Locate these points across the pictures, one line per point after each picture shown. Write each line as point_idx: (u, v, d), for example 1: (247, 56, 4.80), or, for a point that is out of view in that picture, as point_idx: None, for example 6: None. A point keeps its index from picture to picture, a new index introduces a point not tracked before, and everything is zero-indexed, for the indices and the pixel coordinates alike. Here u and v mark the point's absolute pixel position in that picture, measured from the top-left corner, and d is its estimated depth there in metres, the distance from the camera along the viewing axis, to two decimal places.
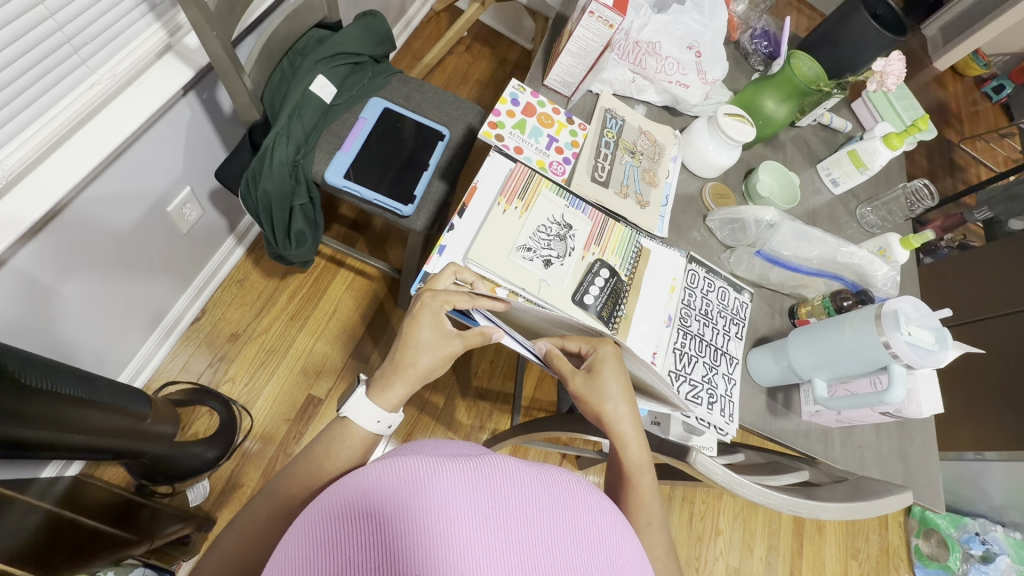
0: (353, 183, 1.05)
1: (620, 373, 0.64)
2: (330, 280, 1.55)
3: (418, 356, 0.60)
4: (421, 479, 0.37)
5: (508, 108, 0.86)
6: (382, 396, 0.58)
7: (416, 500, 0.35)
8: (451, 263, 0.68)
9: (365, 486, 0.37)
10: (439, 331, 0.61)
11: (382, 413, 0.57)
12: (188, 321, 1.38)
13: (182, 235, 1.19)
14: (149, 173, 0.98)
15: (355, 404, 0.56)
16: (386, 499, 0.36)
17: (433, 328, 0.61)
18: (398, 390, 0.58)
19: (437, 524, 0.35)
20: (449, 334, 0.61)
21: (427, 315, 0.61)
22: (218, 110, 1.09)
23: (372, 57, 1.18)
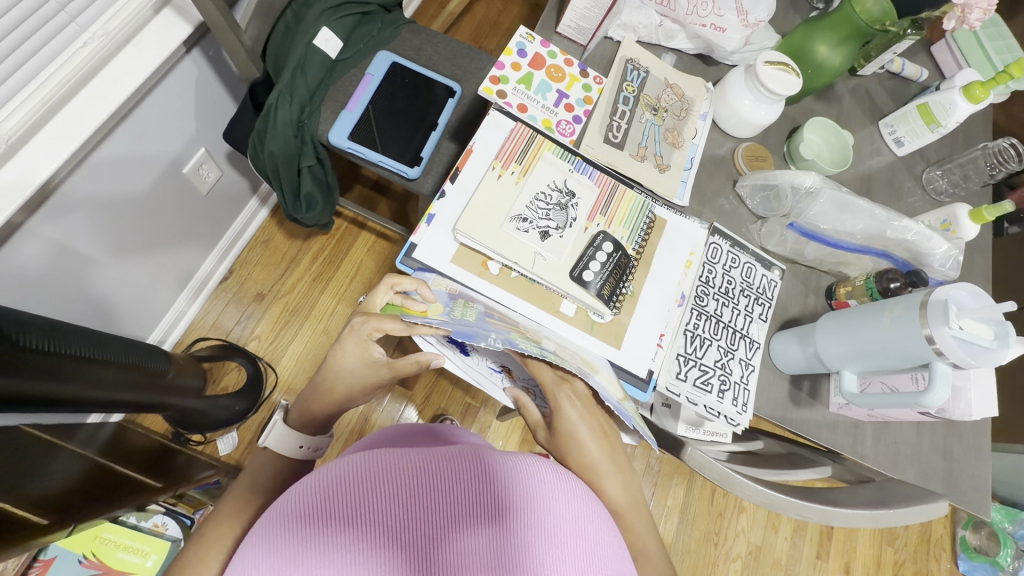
0: (358, 144, 1.01)
1: (587, 415, 0.62)
2: (351, 242, 1.55)
3: (337, 382, 0.63)
4: (394, 468, 0.39)
5: (513, 59, 0.78)
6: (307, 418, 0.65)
7: (390, 487, 0.38)
8: (389, 276, 0.65)
9: (332, 476, 0.39)
10: (365, 360, 0.63)
11: (303, 440, 0.63)
12: (216, 280, 1.43)
13: (201, 196, 1.20)
14: (158, 136, 0.98)
15: (278, 437, 0.61)
16: (369, 480, 0.39)
17: (361, 356, 0.63)
18: (316, 414, 0.65)
19: (419, 503, 0.38)
20: (376, 367, 0.64)
21: (355, 342, 0.63)
22: (225, 68, 1.06)
23: (381, 6, 1.11)
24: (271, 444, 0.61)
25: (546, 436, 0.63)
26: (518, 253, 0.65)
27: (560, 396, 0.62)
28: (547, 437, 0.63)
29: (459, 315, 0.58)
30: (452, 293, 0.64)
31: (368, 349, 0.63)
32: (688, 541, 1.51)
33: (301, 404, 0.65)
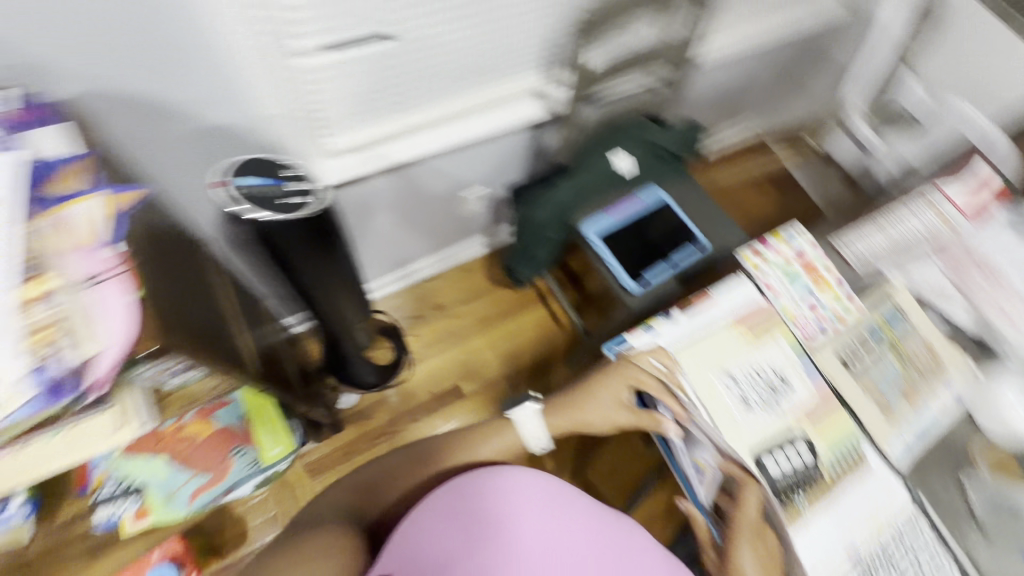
0: (602, 243, 1.16)
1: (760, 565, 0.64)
2: (527, 308, 1.71)
3: (587, 406, 0.78)
4: (509, 500, 0.74)
5: (785, 249, 0.83)
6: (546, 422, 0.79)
7: (512, 505, 0.74)
8: (625, 353, 0.74)
9: (487, 490, 0.73)
10: (616, 401, 0.75)
11: (540, 437, 0.79)
12: (419, 277, 1.68)
13: (457, 216, 1.46)
14: (469, 166, 1.25)
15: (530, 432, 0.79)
16: (504, 495, 0.74)
17: (613, 395, 0.75)
18: (550, 421, 0.79)
19: (526, 516, 0.74)
20: (620, 410, 0.75)
21: (614, 379, 0.74)
22: (537, 144, 1.33)
23: (675, 154, 1.28)
24: (521, 431, 0.79)
25: (716, 561, 0.69)
26: (722, 405, 0.69)
27: (742, 549, 0.64)
28: (716, 562, 0.69)
29: (697, 419, 0.70)
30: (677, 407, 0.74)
31: (621, 392, 0.75)
32: None
33: (548, 409, 0.80)
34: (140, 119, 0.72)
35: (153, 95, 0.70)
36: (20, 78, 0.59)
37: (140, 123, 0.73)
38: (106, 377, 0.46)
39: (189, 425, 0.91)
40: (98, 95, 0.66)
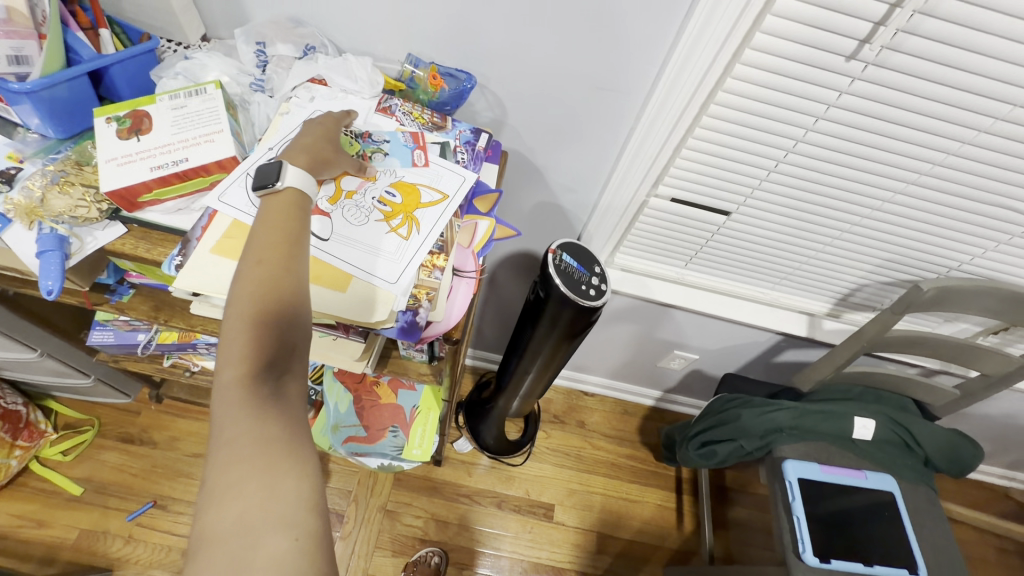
0: (797, 487, 1.03)
1: None
2: (658, 485, 1.58)
3: (314, 149, 0.55)
4: None
5: None
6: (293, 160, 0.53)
7: None
8: None
9: None
10: (325, 140, 0.57)
11: (304, 175, 0.52)
12: (581, 388, 1.70)
13: (654, 363, 1.47)
14: (700, 333, 1.27)
15: (287, 170, 0.50)
16: None
17: (323, 133, 0.58)
18: (302, 166, 0.53)
19: None
20: (342, 150, 0.58)
21: (318, 128, 0.58)
22: (773, 352, 1.28)
23: (926, 457, 1.10)
24: (283, 184, 0.50)
25: None
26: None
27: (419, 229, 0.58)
28: None
29: None
30: None
31: (325, 127, 0.59)
32: None
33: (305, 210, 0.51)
34: (523, 179, 0.90)
35: (545, 172, 0.89)
36: (489, 123, 0.80)
37: (519, 183, 0.91)
38: (431, 333, 0.60)
39: (383, 384, 1.04)
40: (517, 155, 0.86)
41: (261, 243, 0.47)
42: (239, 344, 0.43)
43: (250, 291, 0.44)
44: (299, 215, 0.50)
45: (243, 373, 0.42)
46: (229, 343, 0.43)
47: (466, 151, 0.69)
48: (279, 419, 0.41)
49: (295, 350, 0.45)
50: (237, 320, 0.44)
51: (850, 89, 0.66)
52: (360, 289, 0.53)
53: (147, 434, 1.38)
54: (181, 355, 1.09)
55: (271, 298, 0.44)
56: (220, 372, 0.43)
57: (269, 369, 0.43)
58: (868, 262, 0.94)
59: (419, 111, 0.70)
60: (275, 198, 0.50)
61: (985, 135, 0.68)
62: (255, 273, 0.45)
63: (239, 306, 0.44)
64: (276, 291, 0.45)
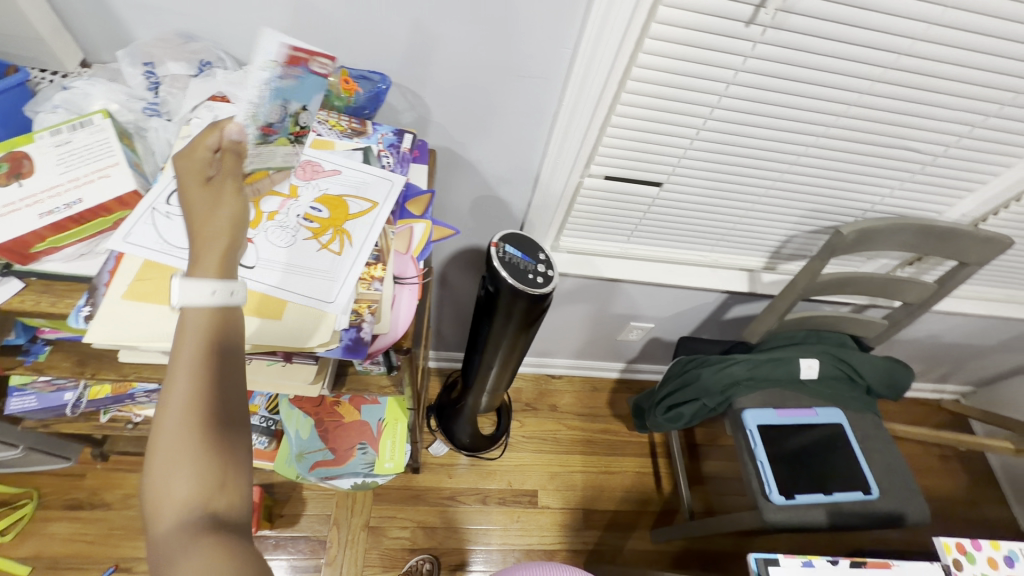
0: (757, 434, 1.09)
1: None
2: (634, 453, 1.63)
3: (214, 212, 0.43)
4: None
5: (995, 558, 0.71)
6: (195, 268, 0.40)
7: None
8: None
9: None
10: (223, 196, 0.44)
11: (218, 282, 0.40)
12: (549, 372, 1.72)
13: (615, 338, 1.50)
14: (653, 302, 1.31)
15: (186, 287, 0.38)
16: None
17: (220, 185, 0.45)
18: (220, 262, 0.42)
19: None
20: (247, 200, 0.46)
21: (204, 176, 0.45)
22: (722, 310, 1.34)
23: (867, 386, 1.19)
24: (183, 302, 0.39)
25: None
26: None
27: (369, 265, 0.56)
28: None
29: None
30: None
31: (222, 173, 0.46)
32: None
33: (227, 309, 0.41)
34: (457, 176, 0.89)
35: (478, 167, 0.88)
36: (413, 123, 0.78)
37: (455, 180, 0.90)
38: (379, 346, 0.58)
39: (343, 403, 1.01)
40: (446, 152, 0.85)
41: (177, 351, 0.39)
42: (167, 486, 0.35)
43: (174, 416, 0.37)
44: (223, 312, 0.40)
45: (180, 518, 0.35)
46: (154, 480, 0.36)
47: (390, 154, 0.67)
48: (231, 563, 0.34)
49: (239, 477, 0.38)
50: (162, 448, 0.36)
51: (754, 53, 0.69)
52: (295, 312, 0.51)
53: (97, 496, 1.28)
54: (120, 408, 1.01)
55: (202, 424, 0.37)
56: (153, 517, 0.35)
57: (211, 502, 0.36)
58: (793, 215, 1.00)
59: (335, 118, 0.68)
60: (184, 308, 0.39)
61: (877, 84, 0.73)
62: (174, 392, 0.37)
63: (162, 434, 0.36)
64: (212, 416, 0.37)
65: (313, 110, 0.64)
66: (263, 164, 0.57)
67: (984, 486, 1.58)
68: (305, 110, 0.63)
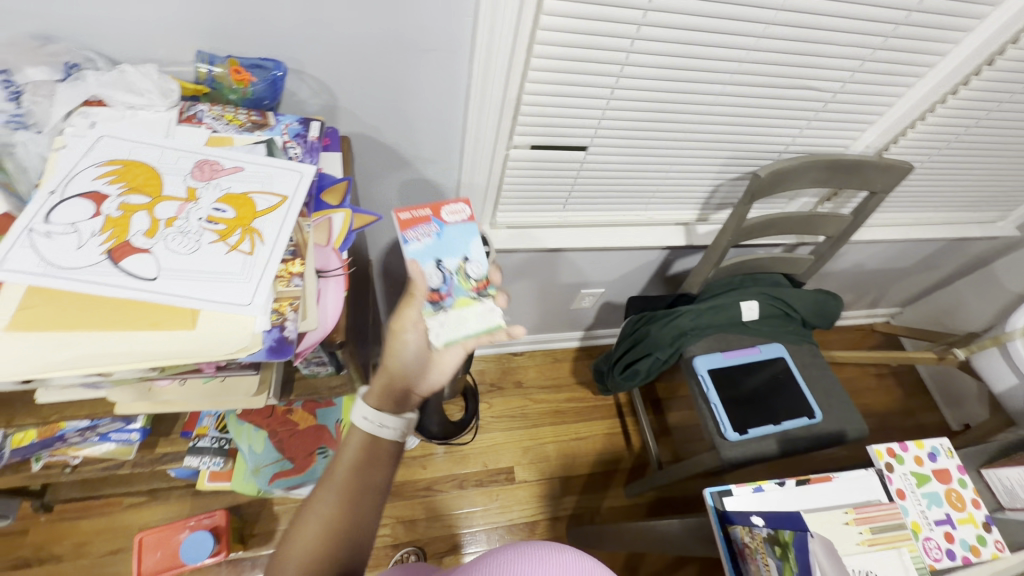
0: (709, 379, 1.14)
1: None
2: (602, 415, 1.68)
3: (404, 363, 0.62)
4: None
5: (920, 455, 0.78)
6: (370, 394, 0.60)
7: None
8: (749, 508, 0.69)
9: None
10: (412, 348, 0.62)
11: (374, 413, 0.58)
12: (509, 350, 1.73)
13: (568, 307, 1.53)
14: (599, 267, 1.34)
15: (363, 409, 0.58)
16: None
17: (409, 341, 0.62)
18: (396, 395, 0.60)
19: None
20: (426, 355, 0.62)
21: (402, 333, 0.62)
22: (665, 266, 1.39)
23: (803, 319, 1.26)
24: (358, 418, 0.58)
25: None
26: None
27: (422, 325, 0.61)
28: None
29: None
30: None
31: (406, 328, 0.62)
32: None
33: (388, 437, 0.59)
34: (378, 163, 0.87)
35: (399, 150, 0.85)
36: (321, 111, 0.75)
37: (378, 167, 0.87)
38: (307, 346, 0.54)
39: (297, 410, 1.01)
40: (363, 138, 0.82)
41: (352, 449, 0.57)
42: (310, 526, 0.51)
43: (337, 486, 0.54)
44: (376, 436, 0.57)
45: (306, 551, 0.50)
46: (307, 518, 0.52)
47: (298, 144, 0.63)
48: None
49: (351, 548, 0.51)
50: (316, 514, 0.52)
51: (651, 6, 0.70)
52: (209, 321, 0.48)
53: (46, 550, 1.19)
54: (52, 453, 0.88)
55: (349, 500, 0.53)
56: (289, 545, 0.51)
57: (330, 554, 0.50)
58: (716, 165, 1.03)
59: (231, 112, 0.64)
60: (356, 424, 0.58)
61: (771, 27, 0.76)
62: (343, 474, 0.55)
63: (324, 494, 0.53)
64: (360, 497, 0.54)
65: (472, 255, 0.65)
66: (455, 334, 0.61)
67: (916, 395, 1.73)
68: (467, 259, 0.64)
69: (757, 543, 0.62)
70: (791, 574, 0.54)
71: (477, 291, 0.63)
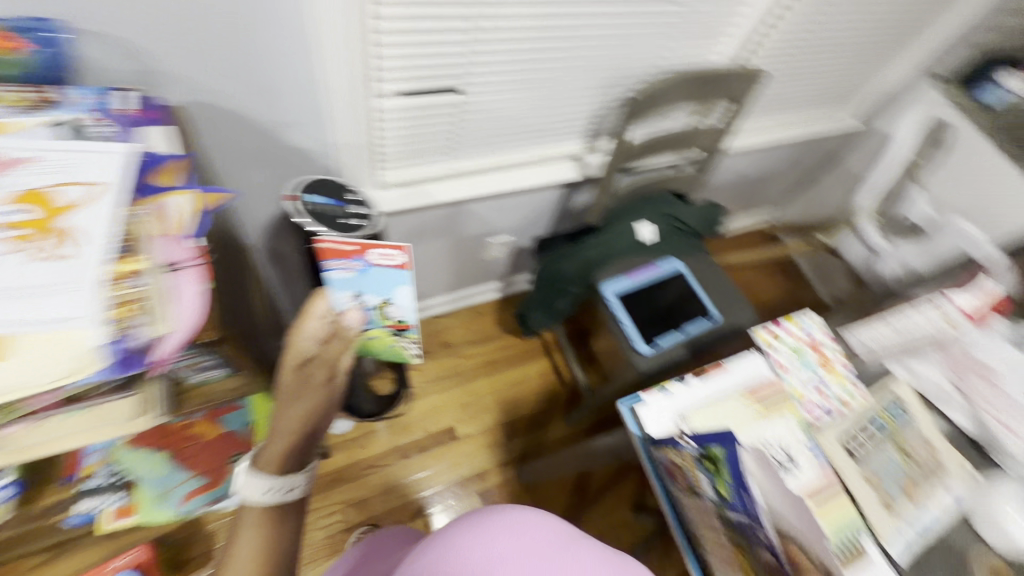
0: (619, 303, 1.21)
1: None
2: (533, 357, 1.73)
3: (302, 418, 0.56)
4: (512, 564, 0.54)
5: (796, 332, 0.90)
6: (266, 466, 0.55)
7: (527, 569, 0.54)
8: (664, 412, 0.76)
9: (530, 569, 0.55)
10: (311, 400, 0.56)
11: (270, 484, 0.55)
12: (431, 313, 1.70)
13: (480, 260, 1.51)
14: (502, 213, 1.32)
15: (254, 488, 0.55)
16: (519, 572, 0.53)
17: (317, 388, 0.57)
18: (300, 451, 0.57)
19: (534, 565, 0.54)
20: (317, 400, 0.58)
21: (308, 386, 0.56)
22: (566, 202, 1.41)
23: (694, 231, 1.35)
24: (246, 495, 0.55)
25: None
26: (772, 501, 0.58)
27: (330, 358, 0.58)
28: None
29: None
30: None
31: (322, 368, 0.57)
32: None
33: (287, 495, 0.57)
34: (229, 134, 0.76)
35: (247, 114, 0.75)
36: (135, 80, 0.64)
37: (228, 139, 0.77)
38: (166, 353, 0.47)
39: (198, 423, 0.92)
40: (198, 106, 0.71)
41: (249, 522, 0.55)
42: None
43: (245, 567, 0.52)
44: (275, 504, 0.56)
45: None
46: None
47: (105, 121, 0.54)
48: None
49: None
50: None
51: None
52: (28, 345, 0.42)
53: None
54: None
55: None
56: None
57: None
58: (597, 87, 1.03)
59: (6, 92, 0.52)
60: (246, 500, 0.55)
61: None
62: (246, 554, 0.53)
63: None
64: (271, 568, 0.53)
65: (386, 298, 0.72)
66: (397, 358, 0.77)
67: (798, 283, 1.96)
68: (391, 300, 0.72)
69: (685, 462, 0.65)
70: (726, 485, 0.60)
71: (391, 326, 0.74)
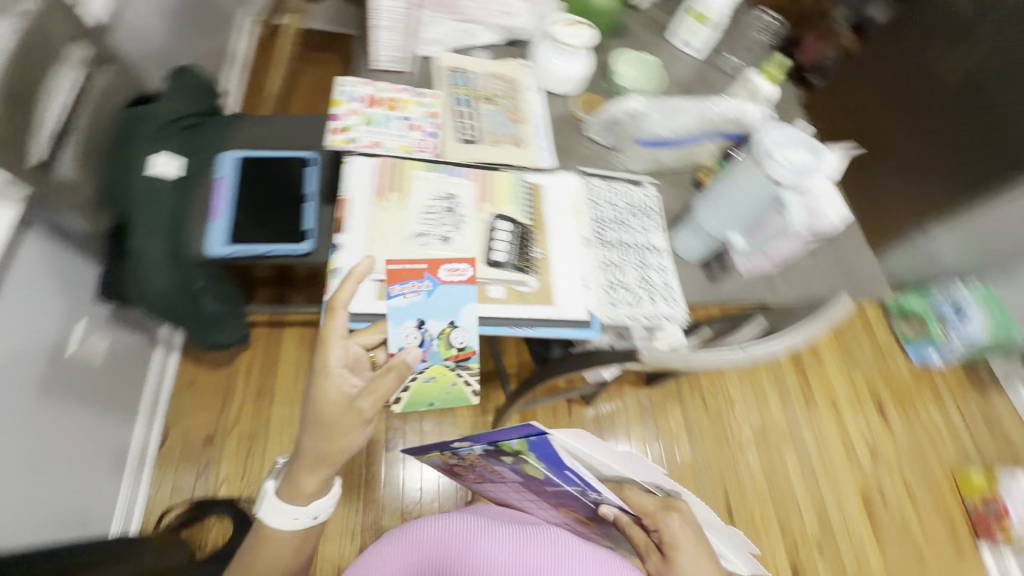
0: (241, 244, 0.99)
1: (693, 542, 0.71)
2: (279, 342, 1.51)
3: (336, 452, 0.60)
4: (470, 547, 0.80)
5: (349, 108, 0.84)
6: (289, 499, 0.62)
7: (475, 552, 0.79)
8: (359, 289, 0.69)
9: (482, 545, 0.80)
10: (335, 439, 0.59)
11: (304, 518, 0.63)
12: (155, 446, 1.33)
13: (100, 370, 1.12)
14: (28, 327, 0.92)
15: (276, 520, 0.63)
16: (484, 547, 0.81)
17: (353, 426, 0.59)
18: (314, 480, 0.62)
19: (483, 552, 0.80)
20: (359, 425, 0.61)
21: (331, 421, 0.59)
22: (67, 234, 1.01)
23: (200, 112, 1.04)
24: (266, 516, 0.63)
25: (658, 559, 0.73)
26: (588, 463, 0.71)
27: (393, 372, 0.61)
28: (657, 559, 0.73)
29: (444, 291, 0.71)
30: (425, 284, 0.71)
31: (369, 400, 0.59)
32: (704, 455, 1.63)
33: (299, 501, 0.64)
34: None
35: None
36: None
37: None
38: None
39: None
40: None
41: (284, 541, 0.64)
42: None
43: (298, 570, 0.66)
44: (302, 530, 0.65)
45: None
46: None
47: None
48: None
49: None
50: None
51: None
52: None
53: None
54: None
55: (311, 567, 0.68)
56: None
57: None
58: None
59: None
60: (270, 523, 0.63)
61: None
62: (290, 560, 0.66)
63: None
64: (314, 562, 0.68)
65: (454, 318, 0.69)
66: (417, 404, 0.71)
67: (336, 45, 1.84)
68: (452, 323, 0.69)
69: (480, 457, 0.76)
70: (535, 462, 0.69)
71: (453, 359, 0.69)
